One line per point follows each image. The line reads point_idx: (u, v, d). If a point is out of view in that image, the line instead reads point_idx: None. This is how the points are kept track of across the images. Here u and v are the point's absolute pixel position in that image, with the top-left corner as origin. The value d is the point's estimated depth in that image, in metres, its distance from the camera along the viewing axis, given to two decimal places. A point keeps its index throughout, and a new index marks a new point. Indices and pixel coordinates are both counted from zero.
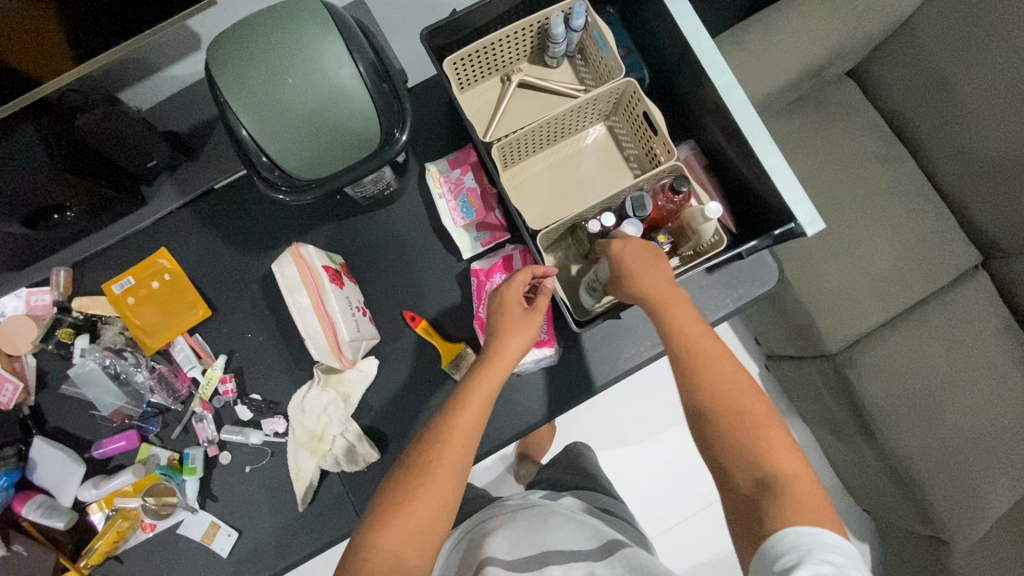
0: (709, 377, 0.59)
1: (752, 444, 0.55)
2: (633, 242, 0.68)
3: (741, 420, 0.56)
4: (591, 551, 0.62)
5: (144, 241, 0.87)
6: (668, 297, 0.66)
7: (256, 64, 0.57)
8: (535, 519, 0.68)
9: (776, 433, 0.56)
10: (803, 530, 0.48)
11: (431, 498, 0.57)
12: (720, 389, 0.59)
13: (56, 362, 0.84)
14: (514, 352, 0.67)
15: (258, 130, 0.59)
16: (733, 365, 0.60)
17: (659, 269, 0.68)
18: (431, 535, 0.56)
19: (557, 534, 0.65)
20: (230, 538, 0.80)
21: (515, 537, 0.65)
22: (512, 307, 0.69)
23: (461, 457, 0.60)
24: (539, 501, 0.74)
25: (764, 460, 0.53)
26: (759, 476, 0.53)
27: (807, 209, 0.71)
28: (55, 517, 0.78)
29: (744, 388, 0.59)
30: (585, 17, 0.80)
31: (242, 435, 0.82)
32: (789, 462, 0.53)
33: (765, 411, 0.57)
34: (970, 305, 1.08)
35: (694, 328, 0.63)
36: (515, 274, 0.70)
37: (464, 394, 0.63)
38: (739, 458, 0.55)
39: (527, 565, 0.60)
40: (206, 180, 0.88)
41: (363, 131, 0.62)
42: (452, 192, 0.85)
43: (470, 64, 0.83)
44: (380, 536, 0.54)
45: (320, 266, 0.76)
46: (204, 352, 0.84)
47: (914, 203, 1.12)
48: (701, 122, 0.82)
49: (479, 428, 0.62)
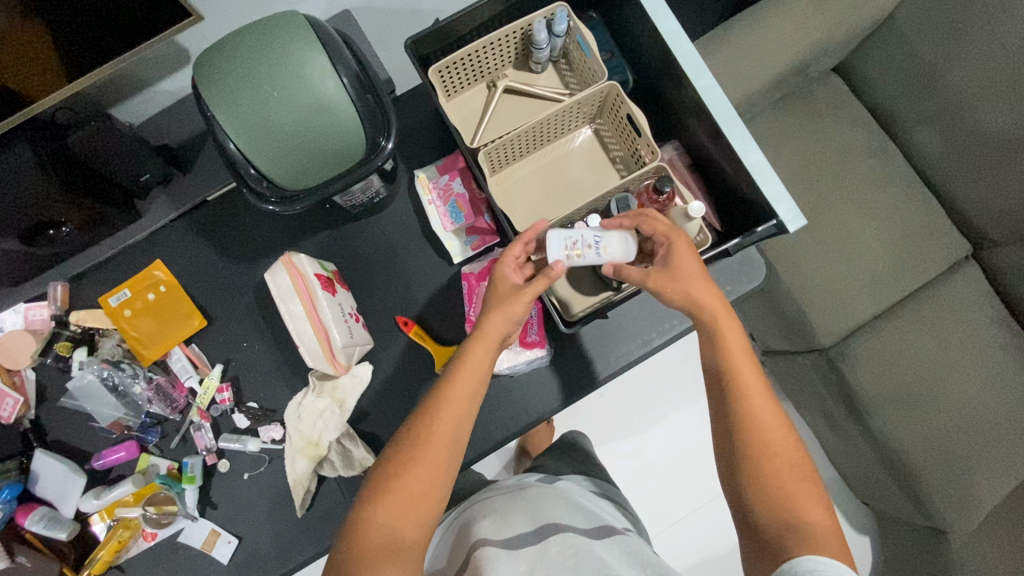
0: (745, 416, 0.59)
1: (787, 489, 0.55)
2: (681, 246, 0.66)
3: (766, 459, 0.57)
4: (588, 530, 0.65)
5: (139, 254, 0.88)
6: (715, 312, 0.64)
7: (241, 78, 0.58)
8: (531, 499, 0.70)
9: (804, 484, 0.56)
10: (824, 560, 0.49)
11: (424, 472, 0.58)
12: (750, 423, 0.58)
13: (57, 375, 0.86)
14: (501, 329, 0.67)
15: (245, 143, 0.60)
16: (770, 408, 0.59)
17: (705, 274, 0.66)
18: (424, 509, 0.57)
19: (554, 511, 0.67)
20: (230, 545, 0.81)
21: (511, 516, 0.66)
22: (498, 284, 0.69)
23: (453, 431, 0.61)
24: (534, 483, 0.74)
25: (792, 501, 0.54)
26: (787, 521, 0.54)
27: (789, 206, 0.71)
28: (58, 528, 0.79)
29: (781, 433, 0.58)
30: (567, 22, 0.81)
31: (240, 443, 0.82)
32: (817, 509, 0.54)
33: (798, 459, 0.58)
34: (962, 296, 1.09)
35: (749, 370, 0.61)
36: (505, 251, 0.70)
37: (453, 371, 0.64)
38: (771, 498, 0.55)
39: (526, 542, 0.62)
40: (199, 193, 0.89)
41: (348, 141, 0.63)
42: (442, 198, 0.87)
43: (455, 71, 0.84)
44: (377, 512, 0.56)
45: (312, 274, 0.78)
46: (201, 362, 0.85)
47: (903, 195, 1.13)
48: (683, 122, 0.83)
49: (470, 404, 0.63)
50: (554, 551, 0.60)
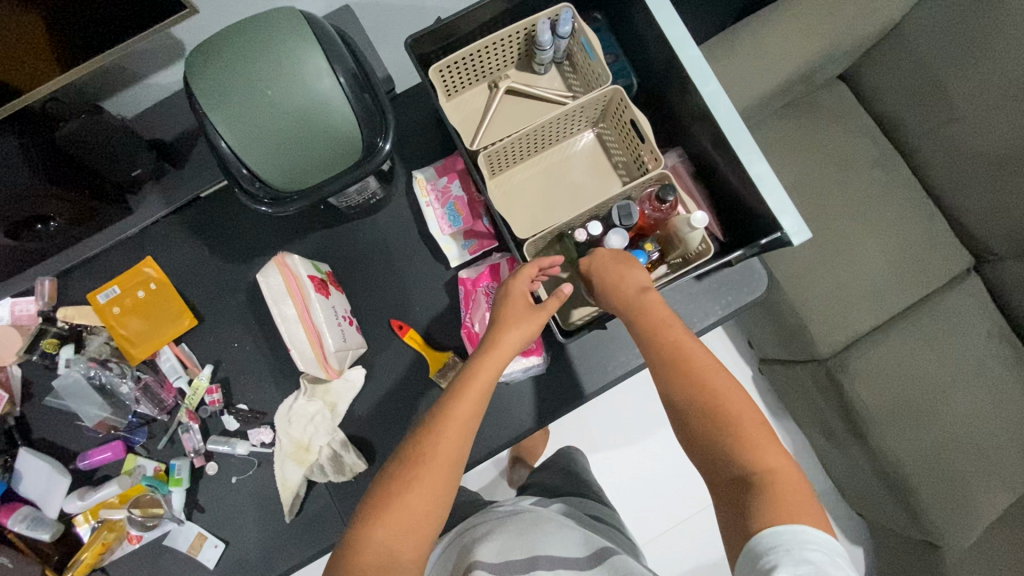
0: (690, 377, 0.60)
1: (737, 441, 0.55)
2: (602, 253, 0.70)
3: (719, 422, 0.57)
4: (580, 560, 0.67)
5: (129, 250, 0.86)
6: (642, 305, 0.65)
7: (235, 76, 0.56)
8: (524, 525, 0.73)
9: (760, 430, 0.56)
10: (783, 528, 0.48)
11: (425, 490, 0.57)
12: (696, 388, 0.59)
13: (43, 372, 0.84)
14: (513, 344, 0.66)
15: (238, 142, 0.58)
16: (720, 372, 0.60)
17: (633, 276, 0.68)
18: (425, 527, 0.56)
19: (546, 540, 0.70)
20: (217, 549, 0.80)
21: (505, 542, 0.70)
22: (517, 301, 0.69)
23: (457, 448, 0.60)
24: (528, 507, 0.78)
25: (747, 461, 0.54)
26: (742, 471, 0.54)
27: (793, 218, 0.69)
28: (41, 529, 0.78)
29: (723, 385, 0.59)
30: (572, 23, 0.80)
31: (229, 445, 0.81)
32: (774, 459, 0.54)
33: (747, 406, 0.58)
34: (963, 310, 1.08)
35: (675, 330, 0.64)
36: (522, 269, 0.70)
37: (460, 385, 0.63)
38: (722, 454, 0.55)
39: (515, 568, 0.65)
40: (192, 189, 0.87)
41: (346, 142, 0.62)
42: (439, 201, 0.85)
43: (456, 71, 0.82)
44: (374, 531, 0.55)
45: (305, 276, 0.76)
46: (190, 362, 0.83)
47: (906, 206, 1.12)
48: (687, 129, 0.81)
49: (473, 422, 0.62)
50: None
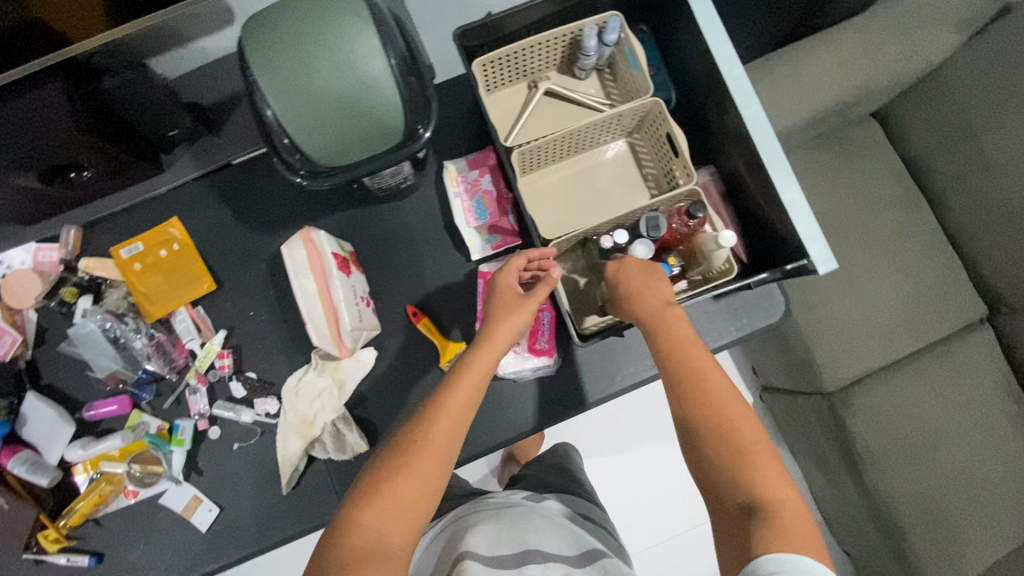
0: (707, 400, 0.60)
1: (745, 468, 0.55)
2: (630, 259, 0.71)
3: (732, 446, 0.57)
4: (571, 558, 0.68)
5: (156, 209, 0.87)
6: (665, 318, 0.66)
7: (288, 49, 0.57)
8: (516, 518, 0.74)
9: (770, 460, 0.56)
10: (785, 556, 0.48)
11: (417, 478, 0.57)
12: (711, 410, 0.59)
13: (60, 320, 0.85)
14: (504, 337, 0.67)
15: (284, 113, 0.59)
16: (735, 399, 0.60)
17: (658, 289, 0.68)
18: (415, 515, 0.56)
19: (537, 535, 0.71)
20: (211, 513, 0.80)
21: (496, 536, 0.70)
22: (505, 293, 0.70)
23: (447, 440, 0.60)
24: (521, 501, 0.79)
25: (754, 488, 0.54)
26: (749, 500, 0.53)
27: (822, 247, 0.69)
28: (39, 474, 0.79)
29: (737, 411, 0.59)
30: (619, 32, 0.80)
31: (234, 412, 0.81)
32: (782, 488, 0.54)
33: (759, 435, 0.58)
34: (972, 358, 1.08)
35: (695, 350, 0.64)
36: (509, 261, 0.72)
37: (454, 377, 0.64)
38: (730, 482, 0.55)
39: (506, 563, 0.65)
40: (224, 155, 0.88)
41: (390, 124, 0.62)
42: (468, 193, 0.85)
43: (499, 67, 0.83)
44: (365, 515, 0.55)
45: (329, 253, 0.77)
46: (205, 326, 0.84)
47: (926, 250, 1.12)
48: (722, 148, 0.81)
49: (468, 413, 0.62)
50: None
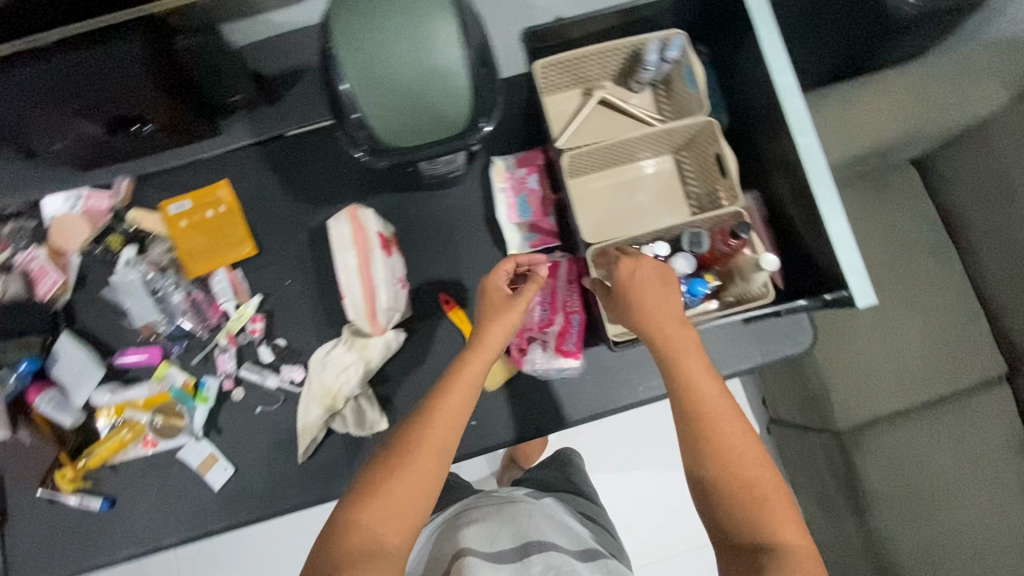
0: (720, 439, 0.59)
1: (758, 510, 0.56)
2: (645, 262, 0.69)
3: (745, 489, 0.57)
4: (573, 552, 0.69)
5: (207, 170, 0.89)
6: (679, 339, 0.64)
7: (372, 29, 0.59)
8: (514, 512, 0.74)
9: (783, 502, 0.56)
10: None
11: (412, 479, 0.58)
12: (724, 451, 0.58)
13: (100, 267, 0.87)
14: (495, 339, 0.68)
15: (359, 88, 0.61)
16: (749, 437, 0.59)
17: (670, 301, 0.67)
18: (410, 515, 0.57)
19: (537, 528, 0.72)
20: (224, 473, 0.81)
21: (495, 531, 0.71)
22: (492, 294, 0.71)
23: (442, 439, 0.61)
24: (521, 497, 0.80)
25: (765, 530, 0.55)
26: (760, 541, 0.55)
27: (862, 280, 0.70)
28: (65, 415, 0.81)
29: (756, 455, 0.58)
30: (680, 50, 0.83)
31: (260, 375, 0.83)
32: (790, 527, 0.55)
33: (773, 479, 0.57)
34: (987, 415, 1.07)
35: (707, 382, 0.62)
36: (499, 263, 0.73)
37: (447, 381, 0.65)
38: (741, 522, 0.56)
39: (507, 558, 0.67)
40: (279, 126, 0.90)
41: (457, 113, 0.63)
42: (514, 189, 0.87)
43: (558, 71, 0.85)
44: (362, 515, 0.56)
45: (374, 231, 0.82)
46: (242, 290, 0.86)
47: (953, 302, 1.12)
48: (769, 175, 0.82)
49: (462, 415, 0.63)
50: (537, 570, 0.65)
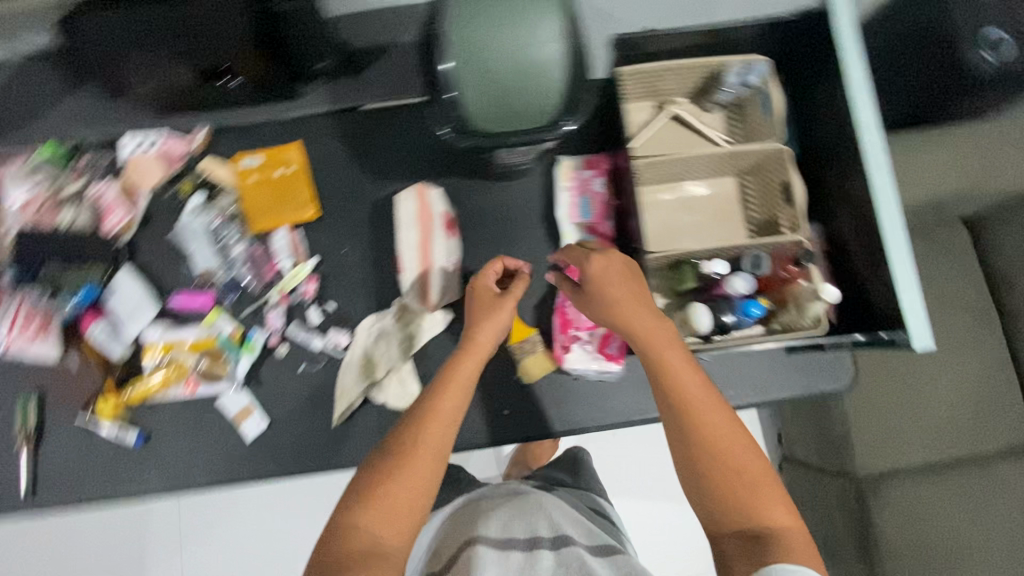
0: (706, 434, 0.58)
1: (750, 501, 0.55)
2: (612, 255, 0.69)
3: (733, 479, 0.56)
4: (588, 545, 0.68)
5: (283, 131, 0.92)
6: (649, 330, 0.63)
7: (483, 17, 0.63)
8: (524, 505, 0.75)
9: (773, 491, 0.56)
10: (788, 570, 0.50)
11: (410, 480, 0.57)
12: (711, 447, 0.57)
13: (167, 210, 0.89)
14: (486, 339, 0.69)
15: (460, 68, 0.63)
16: (732, 425, 0.58)
17: (637, 291, 0.66)
18: (411, 516, 0.57)
19: (546, 521, 0.72)
20: (258, 425, 0.82)
21: (505, 521, 0.72)
22: (482, 295, 0.74)
23: (441, 442, 0.60)
24: (529, 491, 0.80)
25: (757, 520, 0.55)
26: (753, 531, 0.54)
27: (921, 324, 0.71)
28: (115, 345, 0.84)
29: (738, 438, 0.58)
30: (759, 77, 0.86)
31: (307, 335, 0.85)
32: (779, 513, 0.55)
33: (756, 462, 0.57)
34: (1011, 484, 1.06)
35: (690, 376, 0.60)
36: (486, 266, 0.75)
37: (440, 381, 0.65)
38: (731, 512, 0.56)
39: (517, 547, 0.68)
40: (359, 98, 0.91)
41: (546, 104, 0.64)
42: (577, 190, 0.88)
43: (638, 80, 0.87)
44: (361, 519, 0.55)
45: (438, 212, 0.88)
46: (300, 250, 0.88)
47: (990, 365, 1.10)
48: (833, 211, 0.83)
49: (457, 414, 0.63)
50: (546, 564, 0.64)
